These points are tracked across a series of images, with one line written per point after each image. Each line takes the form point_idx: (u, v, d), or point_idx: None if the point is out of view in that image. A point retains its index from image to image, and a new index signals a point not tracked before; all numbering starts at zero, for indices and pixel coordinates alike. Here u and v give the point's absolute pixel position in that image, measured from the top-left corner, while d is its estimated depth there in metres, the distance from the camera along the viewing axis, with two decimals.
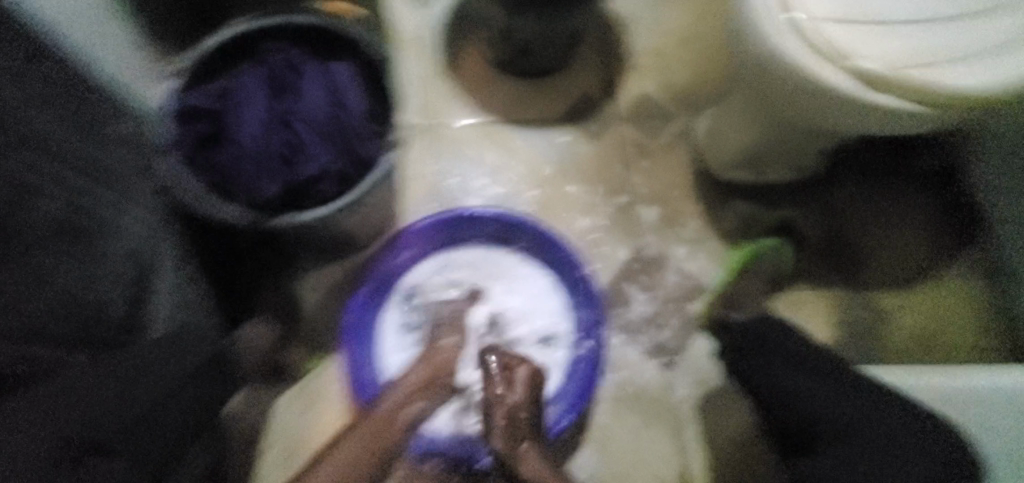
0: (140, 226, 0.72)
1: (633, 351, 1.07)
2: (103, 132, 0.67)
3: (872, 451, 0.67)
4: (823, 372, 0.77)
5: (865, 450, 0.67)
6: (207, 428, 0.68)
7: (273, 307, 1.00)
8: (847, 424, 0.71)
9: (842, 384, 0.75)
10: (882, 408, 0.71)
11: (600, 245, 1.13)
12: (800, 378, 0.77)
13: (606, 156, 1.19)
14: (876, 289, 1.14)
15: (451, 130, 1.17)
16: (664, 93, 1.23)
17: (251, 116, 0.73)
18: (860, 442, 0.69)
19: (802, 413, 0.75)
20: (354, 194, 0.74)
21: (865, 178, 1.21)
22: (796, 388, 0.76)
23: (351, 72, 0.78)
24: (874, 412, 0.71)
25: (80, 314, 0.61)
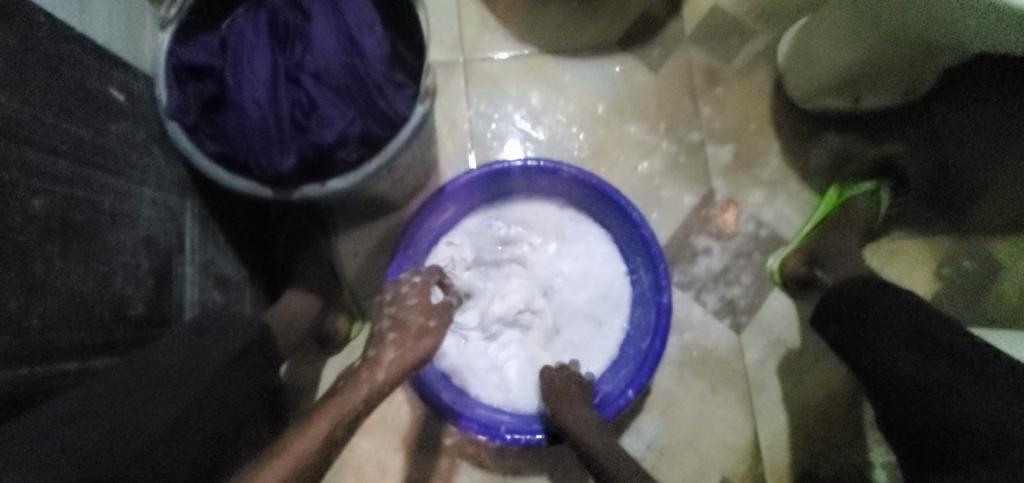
0: (153, 208, 0.65)
1: (699, 311, 0.96)
2: (92, 103, 0.58)
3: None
4: (948, 351, 0.63)
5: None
6: (246, 416, 0.64)
7: (311, 275, 0.88)
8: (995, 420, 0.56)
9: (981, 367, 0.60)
10: None
11: (662, 192, 0.99)
12: (919, 360, 0.64)
13: (669, 87, 1.02)
14: (989, 235, 0.98)
15: (488, 65, 1.03)
16: (740, 5, 1.03)
17: (253, 71, 0.61)
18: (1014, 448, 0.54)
19: (926, 404, 0.61)
20: (380, 161, 0.64)
21: (989, 100, 1.00)
22: (914, 375, 0.63)
23: (368, 9, 0.65)
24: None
25: (93, 315, 0.55)
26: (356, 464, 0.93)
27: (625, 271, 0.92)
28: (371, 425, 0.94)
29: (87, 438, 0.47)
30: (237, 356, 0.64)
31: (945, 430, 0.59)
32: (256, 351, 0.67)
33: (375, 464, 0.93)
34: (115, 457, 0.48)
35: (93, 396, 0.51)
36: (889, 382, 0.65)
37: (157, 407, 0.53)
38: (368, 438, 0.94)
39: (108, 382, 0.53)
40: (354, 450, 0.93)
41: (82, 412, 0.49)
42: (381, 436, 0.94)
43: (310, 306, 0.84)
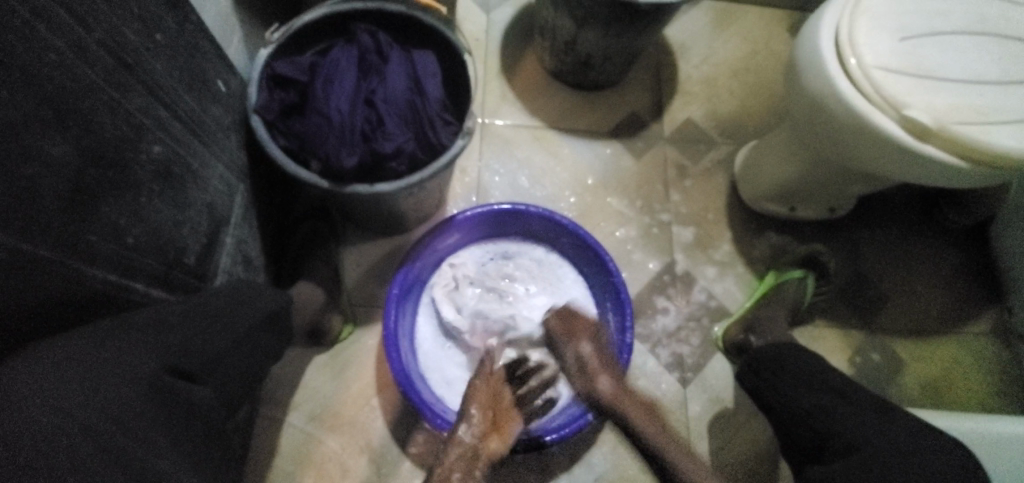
0: (221, 181, 0.77)
1: (652, 362, 1.10)
2: (204, 86, 0.72)
3: (881, 460, 0.68)
4: (839, 391, 0.79)
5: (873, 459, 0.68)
6: (259, 373, 0.73)
7: (324, 276, 1.03)
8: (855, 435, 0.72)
9: (859, 403, 0.76)
10: (893, 424, 0.72)
11: (632, 256, 1.17)
12: (814, 396, 0.80)
13: (647, 173, 1.23)
14: (893, 335, 1.18)
15: (502, 129, 1.22)
16: (710, 121, 1.28)
17: (338, 88, 0.77)
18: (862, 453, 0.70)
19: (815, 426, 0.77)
20: (422, 175, 0.78)
21: (895, 228, 1.25)
22: (810, 408, 0.79)
23: (433, 63, 0.83)
24: (884, 427, 0.72)
25: (165, 251, 0.66)
26: (321, 460, 0.97)
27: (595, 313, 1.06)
28: (343, 424, 0.99)
29: (156, 338, 0.57)
30: (269, 316, 0.73)
31: (823, 440, 0.75)
32: (281, 318, 0.77)
33: (339, 464, 0.97)
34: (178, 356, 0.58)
35: (160, 313, 0.61)
36: (792, 415, 0.81)
37: (210, 332, 0.63)
38: (338, 438, 0.98)
39: (168, 308, 0.63)
40: (322, 447, 0.98)
41: (152, 321, 0.59)
42: (351, 436, 0.99)
43: (315, 296, 0.95)
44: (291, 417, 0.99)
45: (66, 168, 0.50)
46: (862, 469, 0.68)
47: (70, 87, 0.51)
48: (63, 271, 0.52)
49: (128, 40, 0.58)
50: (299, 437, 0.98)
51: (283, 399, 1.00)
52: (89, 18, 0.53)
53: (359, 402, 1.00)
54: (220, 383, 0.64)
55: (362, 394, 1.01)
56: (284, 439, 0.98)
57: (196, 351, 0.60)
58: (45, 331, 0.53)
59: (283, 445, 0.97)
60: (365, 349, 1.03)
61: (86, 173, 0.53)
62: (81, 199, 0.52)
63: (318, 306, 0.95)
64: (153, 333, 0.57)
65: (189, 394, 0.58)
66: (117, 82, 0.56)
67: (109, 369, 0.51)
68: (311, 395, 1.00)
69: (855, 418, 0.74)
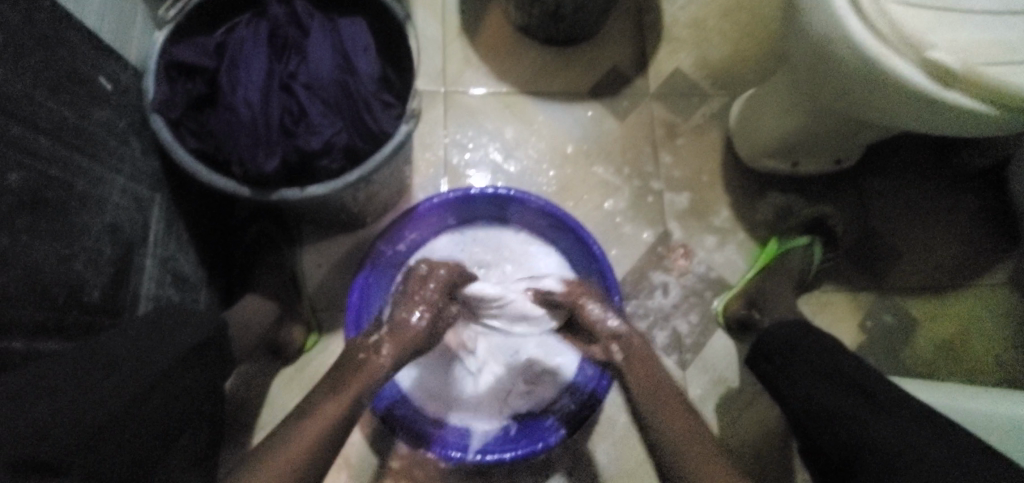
0: (124, 196, 0.65)
1: (647, 345, 1.01)
2: (81, 86, 0.60)
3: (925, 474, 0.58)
4: (863, 389, 0.70)
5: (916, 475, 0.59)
6: (192, 415, 0.63)
7: (273, 283, 0.88)
8: (891, 443, 0.62)
9: (889, 406, 0.67)
10: (939, 438, 0.62)
11: (622, 229, 1.06)
12: (837, 395, 0.70)
13: (633, 135, 1.10)
14: (907, 295, 1.08)
15: (467, 98, 1.08)
16: (699, 70, 1.14)
17: (247, 74, 0.64)
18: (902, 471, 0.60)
19: (844, 432, 0.67)
20: (362, 171, 0.67)
21: (907, 176, 1.13)
22: (833, 408, 0.69)
23: (364, 33, 0.69)
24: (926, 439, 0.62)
25: (49, 296, 0.55)
26: None
27: None
28: None
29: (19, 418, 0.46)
30: (189, 351, 0.63)
31: (851, 453, 0.66)
32: (211, 347, 0.67)
33: None
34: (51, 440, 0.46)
35: (38, 378, 0.50)
36: (809, 413, 0.72)
37: (103, 391, 0.52)
38: None
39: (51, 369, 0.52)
40: None
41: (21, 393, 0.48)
42: None
43: (267, 313, 0.84)
44: (259, 436, 0.91)
45: None
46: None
47: None
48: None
49: None
50: None
51: (248, 418, 0.91)
52: None
53: None
54: (124, 452, 0.52)
55: None
56: (254, 461, 0.90)
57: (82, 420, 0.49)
58: None
59: None
60: (333, 358, 0.93)
61: None
62: None
63: (269, 324, 0.84)
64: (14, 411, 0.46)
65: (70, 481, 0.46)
66: None
67: None
68: (279, 413, 0.92)
69: (887, 422, 0.64)
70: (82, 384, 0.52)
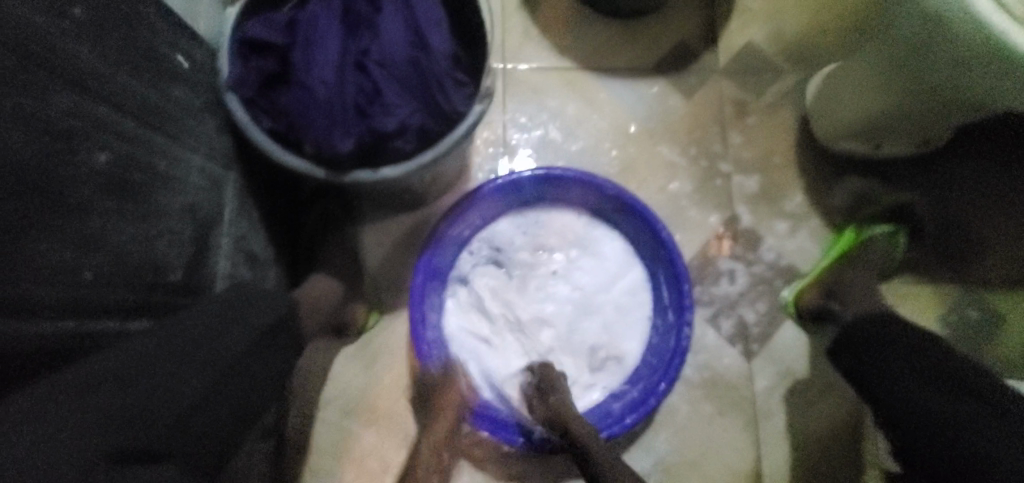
0: (200, 176, 0.65)
1: (711, 334, 0.98)
2: (159, 65, 0.59)
3: None
4: (972, 391, 0.64)
5: None
6: (268, 396, 0.63)
7: (336, 261, 0.93)
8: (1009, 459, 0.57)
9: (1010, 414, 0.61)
10: None
11: (687, 213, 1.02)
12: (939, 397, 0.65)
13: (700, 114, 1.05)
14: (996, 288, 1.01)
15: (528, 75, 1.05)
16: (773, 44, 1.07)
17: (320, 51, 0.62)
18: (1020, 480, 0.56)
19: (948, 438, 0.62)
20: (435, 152, 0.65)
21: (1001, 159, 1.05)
22: (936, 412, 0.64)
23: (436, 8, 0.66)
24: None
25: (137, 276, 0.55)
26: (358, 456, 0.91)
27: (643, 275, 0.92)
28: (379, 417, 0.93)
29: (109, 402, 0.46)
30: (264, 333, 0.63)
31: (959, 459, 0.61)
32: (281, 329, 0.66)
33: (377, 459, 0.91)
34: (141, 427, 0.47)
35: (125, 357, 0.50)
36: (905, 416, 0.67)
37: (188, 373, 0.52)
38: (374, 432, 0.92)
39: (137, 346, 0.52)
40: (358, 442, 0.92)
41: (110, 376, 0.48)
42: (389, 430, 0.92)
43: (329, 292, 0.85)
44: (322, 412, 0.93)
45: None
46: None
47: None
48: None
49: (35, 25, 0.45)
50: (334, 434, 0.92)
51: (312, 394, 0.93)
52: None
53: (393, 394, 0.93)
54: (208, 438, 0.53)
55: (394, 386, 0.93)
56: (319, 436, 0.92)
57: (168, 406, 0.49)
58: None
59: (318, 442, 0.92)
60: (394, 337, 0.94)
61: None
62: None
63: (333, 303, 0.85)
64: (105, 395, 0.46)
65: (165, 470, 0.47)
66: (29, 83, 0.44)
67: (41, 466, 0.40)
68: (342, 390, 0.93)
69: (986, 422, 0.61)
70: (168, 366, 0.52)
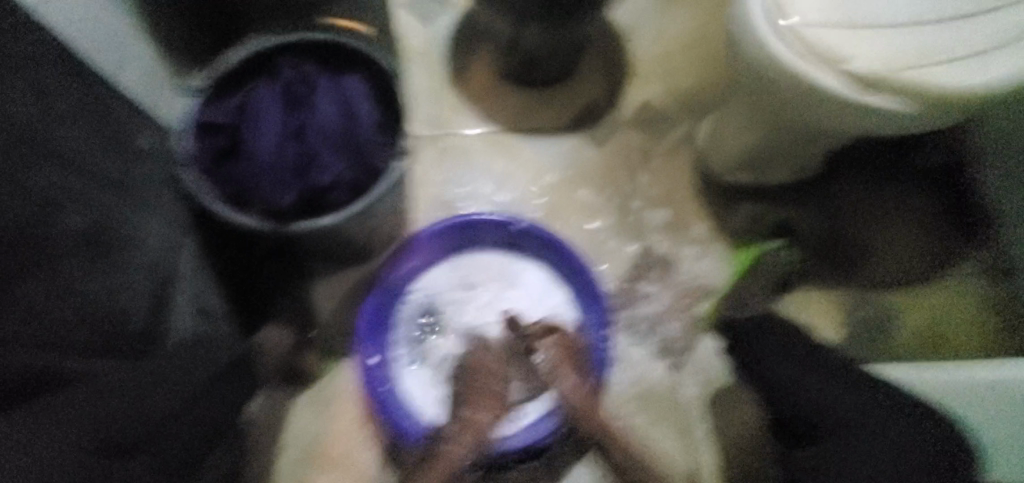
0: (159, 238, 0.76)
1: (639, 352, 1.08)
2: (124, 146, 0.71)
3: (862, 439, 0.68)
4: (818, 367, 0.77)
5: (856, 438, 0.69)
6: (224, 427, 0.72)
7: (291, 315, 1.01)
8: (839, 415, 0.71)
9: (840, 380, 0.75)
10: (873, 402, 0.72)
11: (606, 246, 1.15)
12: (796, 374, 0.77)
13: (610, 161, 1.21)
14: (881, 289, 1.15)
15: (457, 139, 1.20)
16: (667, 99, 1.25)
17: (262, 128, 0.76)
18: (851, 432, 0.70)
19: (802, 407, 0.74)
20: (362, 203, 0.76)
21: (870, 178, 1.22)
22: (792, 387, 0.76)
23: (361, 87, 0.81)
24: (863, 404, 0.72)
25: (99, 321, 0.64)
26: None
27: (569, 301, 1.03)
28: (333, 460, 0.98)
29: (101, 410, 0.55)
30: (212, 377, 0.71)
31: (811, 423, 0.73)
32: (230, 373, 0.75)
33: None
34: (132, 427, 0.56)
35: (105, 384, 0.59)
36: (773, 395, 0.78)
37: (161, 393, 0.62)
38: (329, 475, 0.97)
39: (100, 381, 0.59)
40: None
41: (99, 393, 0.57)
42: (343, 472, 0.97)
43: (284, 337, 0.98)
44: (279, 460, 0.97)
45: None
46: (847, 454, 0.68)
47: None
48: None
49: (28, 116, 0.56)
50: (291, 480, 0.96)
51: (269, 443, 0.98)
52: None
53: (345, 437, 0.99)
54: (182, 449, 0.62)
55: (347, 429, 0.99)
56: None
57: (150, 415, 0.59)
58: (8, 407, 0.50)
59: None
60: (345, 382, 1.01)
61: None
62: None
63: (287, 346, 0.98)
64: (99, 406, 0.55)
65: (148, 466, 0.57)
66: (18, 161, 0.54)
67: (55, 450, 0.49)
68: (297, 437, 0.99)
69: (848, 395, 0.73)
70: (144, 389, 0.61)
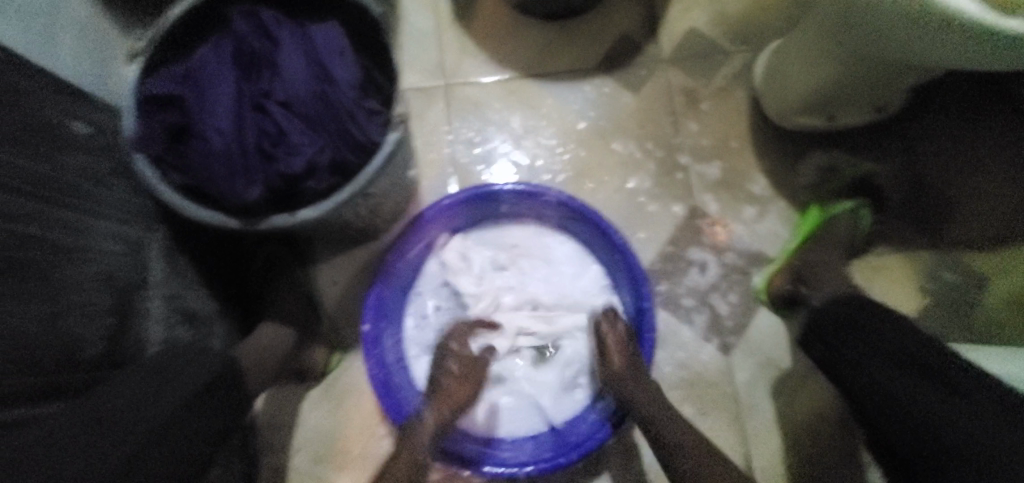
0: (115, 241, 0.63)
1: (686, 332, 0.94)
2: (49, 136, 0.57)
3: None
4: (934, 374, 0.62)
5: None
6: (220, 444, 0.61)
7: (290, 308, 0.85)
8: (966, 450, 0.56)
9: (966, 390, 0.60)
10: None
11: (647, 210, 0.99)
12: (900, 382, 0.64)
13: (649, 107, 1.02)
14: (973, 250, 0.98)
15: (468, 90, 1.02)
16: (718, 27, 1.04)
17: (213, 101, 0.60)
18: None
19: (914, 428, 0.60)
20: (351, 189, 0.62)
21: (966, 115, 1.01)
22: (897, 395, 0.63)
23: (338, 36, 0.64)
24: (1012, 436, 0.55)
25: (40, 359, 0.53)
26: None
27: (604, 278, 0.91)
28: (352, 459, 0.90)
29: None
30: (196, 393, 0.59)
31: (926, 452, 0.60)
32: (221, 387, 0.63)
33: None
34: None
35: (40, 441, 0.48)
36: (874, 403, 0.65)
37: (117, 437, 0.51)
38: (347, 476, 0.90)
39: (38, 435, 0.49)
40: None
41: (30, 459, 0.46)
42: (363, 470, 0.90)
43: (284, 341, 0.80)
44: (292, 461, 0.90)
45: None
46: None
47: None
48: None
49: None
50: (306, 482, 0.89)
51: (281, 444, 0.90)
52: None
53: (363, 434, 0.91)
54: None
55: (366, 425, 0.91)
56: None
57: (98, 472, 0.48)
58: None
59: None
60: (359, 376, 0.92)
61: None
62: None
63: (287, 351, 0.80)
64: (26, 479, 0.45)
65: None
66: None
67: None
68: (310, 436, 0.91)
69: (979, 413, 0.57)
70: (94, 437, 0.50)
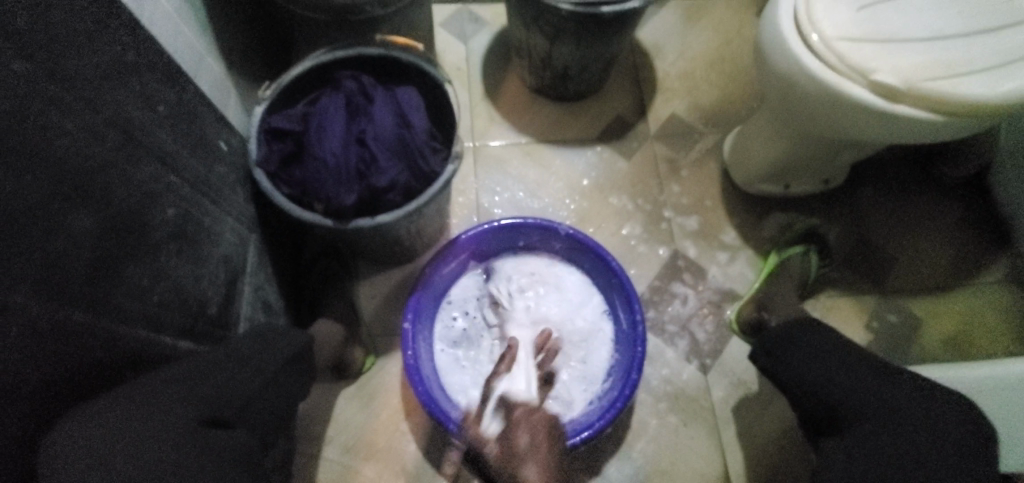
0: (232, 232, 0.82)
1: (671, 352, 1.11)
2: (207, 148, 0.78)
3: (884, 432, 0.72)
4: (845, 360, 0.82)
5: (878, 430, 0.73)
6: (292, 408, 0.78)
7: (340, 310, 1.03)
8: (862, 406, 0.76)
9: (865, 369, 0.80)
10: (906, 395, 0.75)
11: (638, 251, 1.20)
12: (822, 365, 0.83)
13: (640, 171, 1.26)
14: (907, 297, 1.18)
15: (494, 150, 1.26)
16: (693, 113, 1.31)
17: (329, 132, 0.82)
18: (874, 424, 0.74)
19: (830, 396, 0.80)
20: (417, 202, 0.83)
21: (893, 190, 1.26)
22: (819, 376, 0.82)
23: (416, 97, 0.88)
24: (891, 396, 0.75)
25: (185, 305, 0.71)
26: None
27: (602, 301, 1.09)
28: (378, 452, 1.02)
29: (185, 389, 0.61)
30: (287, 360, 0.77)
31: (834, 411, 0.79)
32: (301, 360, 0.81)
33: None
34: (212, 404, 0.61)
35: (188, 367, 0.66)
36: (803, 385, 0.84)
37: (241, 374, 0.68)
38: (373, 466, 1.01)
39: (189, 364, 0.66)
40: (359, 477, 1.00)
41: (185, 374, 0.64)
42: (387, 461, 1.01)
43: (335, 334, 0.98)
44: (325, 451, 1.02)
45: (89, 246, 0.55)
46: (875, 445, 0.72)
47: (93, 180, 0.56)
48: (66, 342, 0.53)
49: (135, 117, 0.63)
50: (336, 470, 1.01)
51: (316, 435, 1.03)
52: (95, 98, 0.57)
53: (390, 427, 1.03)
54: (254, 426, 0.67)
55: (392, 419, 1.04)
56: (321, 472, 1.00)
57: (230, 392, 0.65)
58: (92, 385, 0.57)
59: (320, 478, 1.00)
60: (389, 376, 1.06)
61: (113, 255, 0.58)
62: (110, 266, 0.58)
63: (337, 343, 0.98)
64: (183, 385, 0.62)
65: (231, 438, 0.61)
66: (127, 155, 0.61)
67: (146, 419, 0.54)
68: (343, 429, 1.03)
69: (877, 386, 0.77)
70: (225, 370, 0.67)
